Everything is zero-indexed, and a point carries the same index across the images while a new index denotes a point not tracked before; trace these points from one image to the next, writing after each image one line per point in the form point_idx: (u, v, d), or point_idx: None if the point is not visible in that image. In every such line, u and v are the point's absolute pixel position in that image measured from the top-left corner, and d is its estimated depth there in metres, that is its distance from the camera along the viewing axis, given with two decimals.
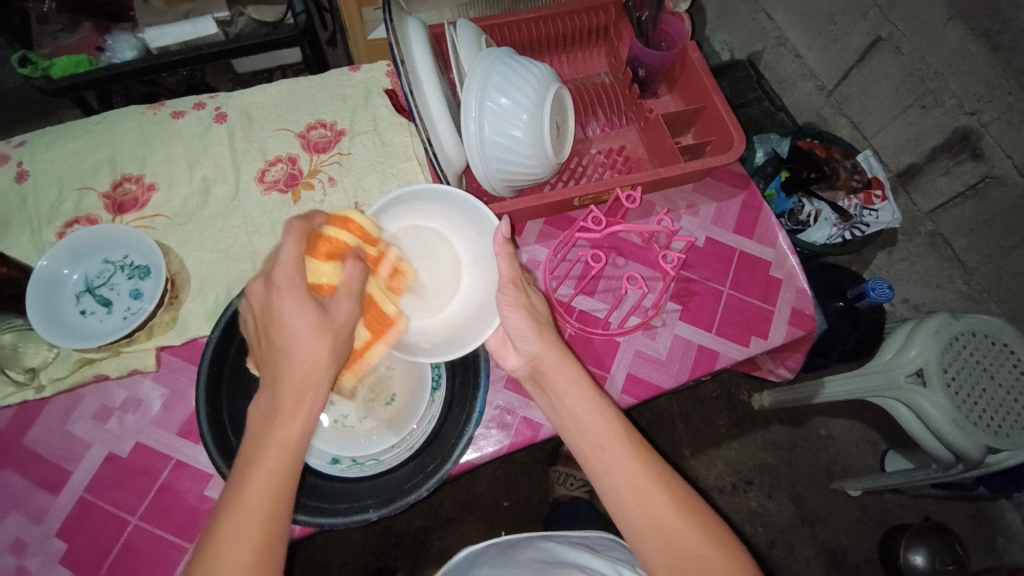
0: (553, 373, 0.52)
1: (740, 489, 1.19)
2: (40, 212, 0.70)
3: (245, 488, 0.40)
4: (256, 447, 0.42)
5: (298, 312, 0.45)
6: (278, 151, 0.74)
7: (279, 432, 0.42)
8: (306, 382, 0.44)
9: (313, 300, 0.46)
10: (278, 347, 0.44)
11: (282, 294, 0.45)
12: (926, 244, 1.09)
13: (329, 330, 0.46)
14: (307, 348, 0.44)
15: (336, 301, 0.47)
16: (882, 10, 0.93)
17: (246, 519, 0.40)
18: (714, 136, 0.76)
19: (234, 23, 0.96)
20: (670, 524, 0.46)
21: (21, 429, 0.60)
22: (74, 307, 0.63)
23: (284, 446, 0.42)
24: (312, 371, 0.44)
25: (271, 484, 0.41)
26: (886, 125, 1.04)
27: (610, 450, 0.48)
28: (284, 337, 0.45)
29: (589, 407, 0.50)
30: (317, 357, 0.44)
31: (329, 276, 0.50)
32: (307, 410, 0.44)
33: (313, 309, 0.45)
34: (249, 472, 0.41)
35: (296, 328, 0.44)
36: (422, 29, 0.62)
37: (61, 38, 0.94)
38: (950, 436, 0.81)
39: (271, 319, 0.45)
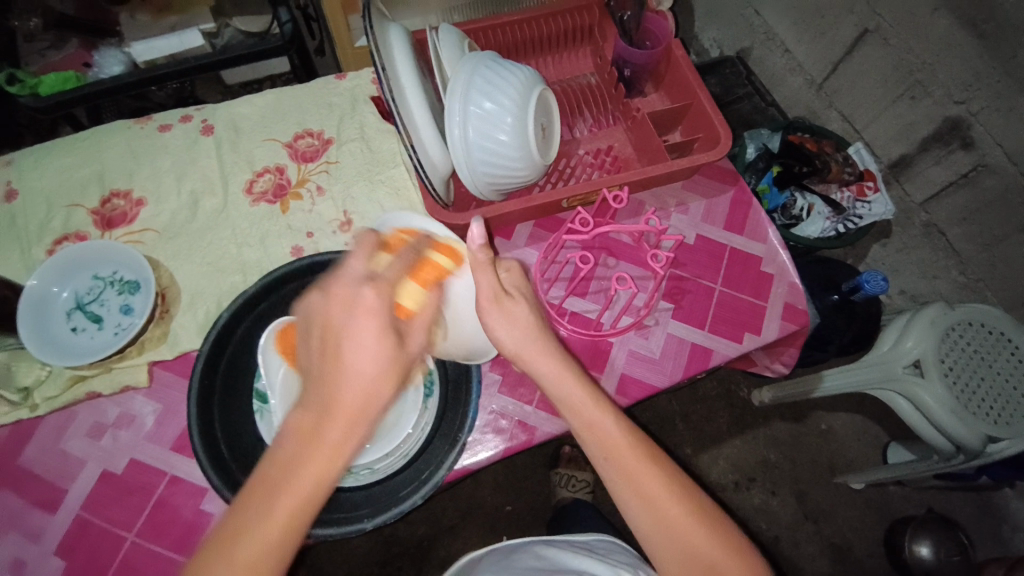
0: (546, 379, 0.51)
1: (743, 486, 1.18)
2: (29, 231, 0.70)
3: (269, 518, 0.39)
4: (287, 475, 0.39)
5: (373, 338, 0.42)
6: (265, 162, 0.74)
7: (315, 467, 0.40)
8: (358, 417, 0.41)
9: (393, 329, 0.44)
10: (337, 368, 0.42)
11: (361, 308, 0.43)
12: (921, 234, 1.09)
13: (397, 361, 0.43)
14: (368, 382, 0.42)
15: (412, 332, 0.46)
16: (869, 2, 0.93)
17: (257, 549, 0.38)
18: (700, 133, 0.76)
19: (220, 35, 0.96)
20: (671, 518, 0.46)
21: (14, 448, 0.60)
22: (65, 325, 0.63)
23: (318, 485, 0.39)
24: (366, 407, 0.41)
25: (294, 523, 0.39)
26: (876, 117, 1.04)
27: (611, 452, 0.48)
28: (350, 353, 0.42)
29: (585, 408, 0.50)
30: (375, 392, 0.42)
31: (414, 299, 0.47)
32: (350, 447, 0.41)
33: (389, 341, 0.43)
34: (275, 504, 0.39)
35: (364, 350, 0.42)
36: (403, 35, 0.62)
37: (49, 56, 0.93)
38: (950, 427, 0.80)
39: (340, 332, 0.42)
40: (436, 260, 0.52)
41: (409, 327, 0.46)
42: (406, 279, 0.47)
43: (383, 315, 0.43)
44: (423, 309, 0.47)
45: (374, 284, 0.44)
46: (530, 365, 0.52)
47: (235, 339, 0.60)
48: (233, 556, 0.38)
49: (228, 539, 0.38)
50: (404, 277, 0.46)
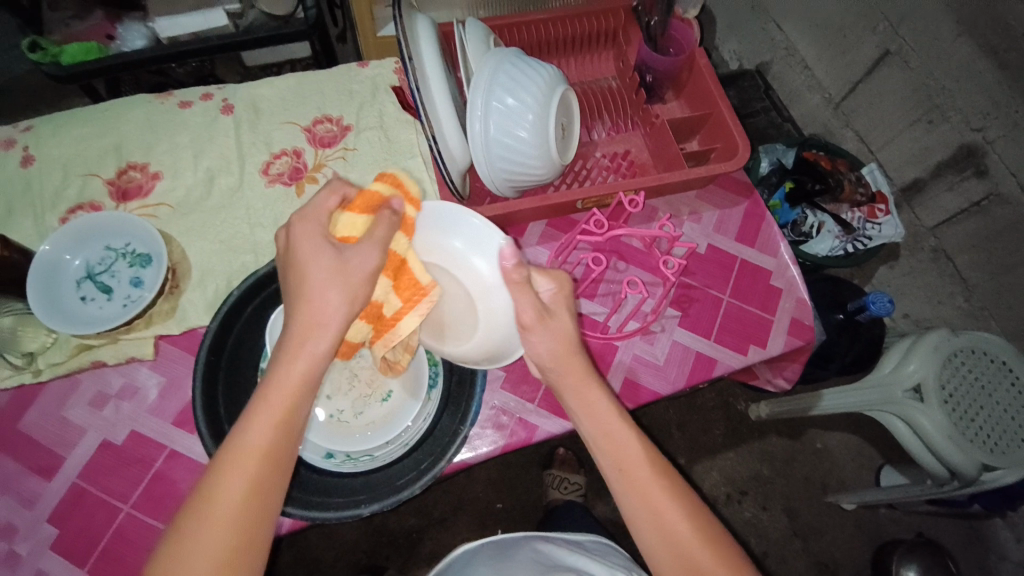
0: (566, 391, 0.51)
1: (735, 499, 1.19)
2: (44, 197, 0.70)
3: (247, 430, 0.42)
4: (263, 392, 0.43)
5: (318, 258, 0.46)
6: (283, 144, 0.74)
7: (280, 377, 0.43)
8: (314, 330, 0.45)
9: (333, 247, 0.47)
10: (299, 287, 0.46)
11: (303, 243, 0.47)
12: (929, 259, 1.09)
13: (344, 276, 0.46)
14: (319, 295, 0.45)
15: (359, 252, 0.47)
16: (892, 24, 0.92)
17: (241, 463, 0.41)
18: (719, 144, 0.76)
19: (244, 15, 0.95)
20: (677, 530, 0.47)
21: (15, 413, 0.61)
22: (74, 294, 0.63)
23: (289, 388, 0.43)
24: (320, 319, 0.45)
25: (272, 428, 0.42)
26: (892, 138, 1.03)
27: (617, 462, 0.49)
28: (302, 278, 0.46)
29: (593, 420, 0.50)
30: (328, 306, 0.45)
31: (357, 228, 0.49)
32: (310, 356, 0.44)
33: (329, 257, 0.46)
34: (250, 416, 0.42)
35: (315, 270, 0.46)
36: (430, 26, 0.62)
37: (72, 26, 0.94)
38: (947, 454, 0.80)
39: (291, 265, 0.47)
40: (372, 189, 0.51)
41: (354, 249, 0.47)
42: (342, 213, 0.49)
43: (320, 235, 0.47)
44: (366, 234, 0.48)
45: (303, 216, 0.48)
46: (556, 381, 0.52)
47: (245, 316, 0.61)
48: (225, 477, 0.40)
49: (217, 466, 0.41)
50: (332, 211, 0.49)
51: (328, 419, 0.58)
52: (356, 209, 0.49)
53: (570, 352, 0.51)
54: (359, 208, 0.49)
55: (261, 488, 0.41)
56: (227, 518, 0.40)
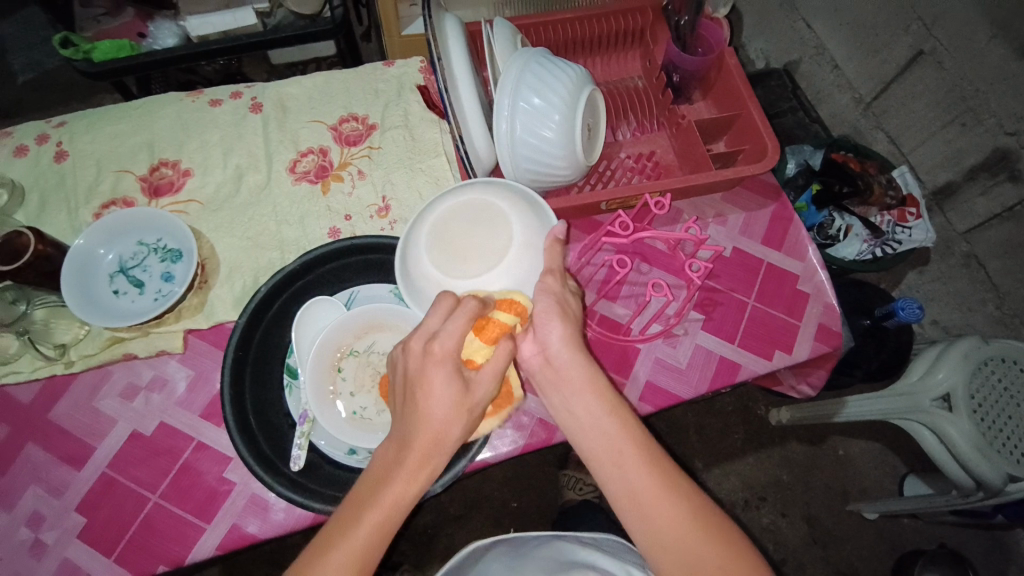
0: (563, 366, 0.51)
1: (753, 505, 1.17)
2: (78, 192, 0.72)
3: (351, 536, 0.42)
4: (373, 498, 0.43)
5: (446, 385, 0.44)
6: (310, 142, 0.75)
7: (393, 495, 0.43)
8: (431, 457, 0.44)
9: (461, 374, 0.45)
10: (419, 404, 0.44)
11: (433, 363, 0.45)
12: (960, 264, 1.06)
13: (466, 403, 0.45)
14: (442, 425, 0.44)
15: (478, 380, 0.46)
16: (926, 24, 0.90)
17: (343, 568, 0.41)
18: (747, 145, 0.75)
19: (273, 15, 0.95)
20: (667, 515, 0.44)
21: (48, 403, 0.62)
22: (107, 287, 0.65)
23: (399, 509, 0.42)
24: (438, 446, 0.44)
25: (375, 541, 0.42)
26: (924, 141, 1.01)
27: (604, 441, 0.47)
28: (425, 401, 0.44)
29: (585, 396, 0.49)
30: (448, 435, 0.44)
31: (481, 356, 0.48)
32: (425, 476, 0.44)
33: (457, 384, 0.45)
34: (358, 526, 0.42)
35: (440, 398, 0.44)
36: (459, 26, 0.62)
37: (103, 23, 0.97)
38: (972, 463, 0.78)
39: (417, 382, 0.45)
40: (501, 317, 0.50)
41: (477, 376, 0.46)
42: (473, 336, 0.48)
43: (452, 356, 0.45)
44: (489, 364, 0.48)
45: (443, 332, 0.45)
46: (553, 355, 0.51)
47: (272, 313, 0.62)
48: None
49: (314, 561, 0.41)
50: (467, 331, 0.46)
51: (351, 416, 0.57)
52: (486, 337, 0.48)
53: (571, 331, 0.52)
54: (490, 338, 0.48)
55: None
56: None
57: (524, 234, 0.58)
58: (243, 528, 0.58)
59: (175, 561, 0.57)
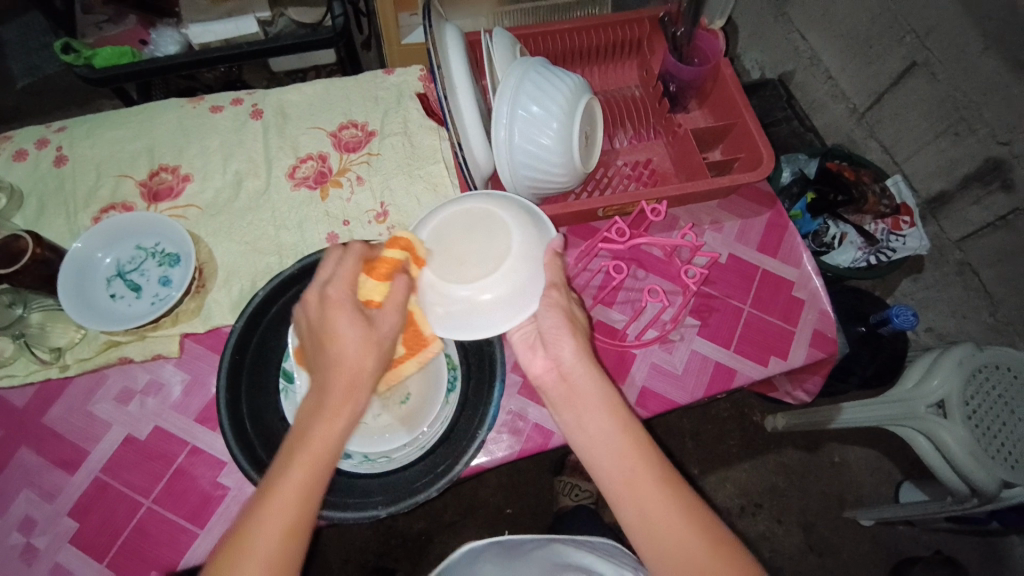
0: (576, 382, 0.51)
1: (749, 512, 1.17)
2: (77, 197, 0.72)
3: (281, 482, 0.41)
4: (295, 439, 0.43)
5: (349, 324, 0.46)
6: (309, 148, 0.76)
7: (320, 431, 0.43)
8: (352, 391, 0.45)
9: (362, 313, 0.48)
10: (331, 348, 0.46)
11: (336, 308, 0.47)
12: (954, 272, 1.07)
13: (372, 339, 0.47)
14: (356, 359, 0.45)
15: (384, 318, 0.48)
16: (919, 35, 0.91)
17: (282, 514, 0.41)
18: (742, 153, 0.76)
19: (274, 23, 0.97)
20: (677, 529, 0.45)
21: (42, 407, 0.62)
22: (105, 291, 0.65)
23: (326, 447, 0.43)
24: (357, 381, 0.45)
25: (306, 483, 0.41)
26: (918, 150, 1.02)
27: (614, 456, 0.47)
28: (336, 344, 0.46)
29: (594, 412, 0.49)
30: (364, 368, 0.46)
31: (379, 293, 0.49)
32: (349, 412, 0.45)
33: (360, 324, 0.47)
34: (286, 468, 0.42)
35: (349, 337, 0.46)
36: (459, 35, 0.63)
37: (105, 29, 0.97)
38: (968, 470, 0.78)
39: (323, 328, 0.47)
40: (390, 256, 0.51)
41: (379, 313, 0.48)
42: (364, 276, 0.49)
43: (349, 299, 0.47)
44: (388, 299, 0.49)
45: (333, 281, 0.48)
46: (567, 371, 0.51)
47: (269, 318, 0.62)
48: (262, 523, 0.40)
49: (248, 520, 0.41)
50: (358, 274, 0.49)
51: None
52: (379, 275, 0.49)
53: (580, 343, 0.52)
54: (382, 275, 0.49)
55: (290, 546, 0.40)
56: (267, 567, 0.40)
57: (524, 247, 0.54)
58: None
59: (168, 566, 0.56)
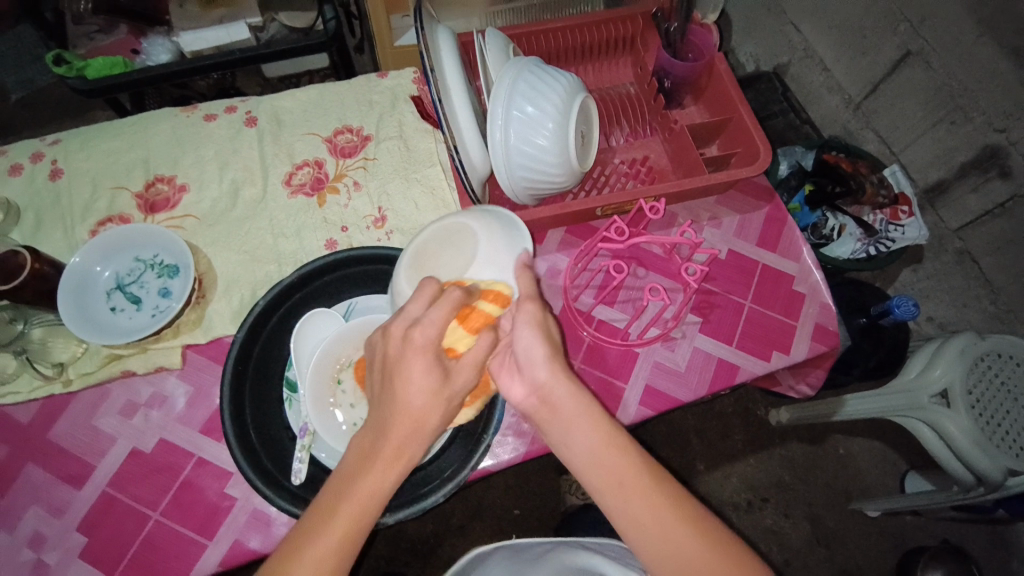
0: (557, 396, 0.49)
1: (756, 506, 1.17)
2: (74, 210, 0.72)
3: (331, 523, 0.42)
4: (351, 484, 0.43)
5: (425, 375, 0.44)
6: (305, 155, 0.75)
7: (371, 480, 0.44)
8: (409, 440, 0.44)
9: (440, 364, 0.45)
10: (398, 397, 0.44)
11: (413, 352, 0.44)
12: (953, 261, 1.07)
13: (445, 394, 0.45)
14: (421, 414, 0.44)
15: (462, 371, 0.46)
16: (913, 24, 0.91)
17: (323, 553, 0.42)
18: (739, 148, 0.76)
19: (265, 28, 0.97)
20: (678, 537, 0.45)
21: (46, 423, 0.62)
22: (105, 304, 0.65)
23: (373, 498, 0.43)
24: (417, 433, 0.44)
25: (353, 526, 0.43)
26: (914, 139, 1.02)
27: (610, 469, 0.47)
28: (406, 391, 0.44)
29: (583, 424, 0.48)
30: (426, 422, 0.44)
31: (462, 342, 0.47)
32: (404, 463, 0.44)
33: (436, 375, 0.44)
34: (337, 512, 0.43)
35: (419, 387, 0.44)
36: (451, 38, 0.62)
37: (96, 40, 0.96)
38: (973, 459, 0.78)
39: (397, 370, 0.44)
40: (484, 307, 0.48)
41: (457, 364, 0.46)
42: (453, 322, 0.47)
43: (434, 347, 0.44)
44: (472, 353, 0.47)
45: (421, 323, 0.44)
46: (546, 390, 0.49)
47: (269, 326, 0.62)
48: (303, 559, 0.42)
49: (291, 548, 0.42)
50: (449, 320, 0.46)
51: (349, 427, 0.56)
52: (468, 326, 0.47)
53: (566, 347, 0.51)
54: (472, 327, 0.47)
55: None
56: None
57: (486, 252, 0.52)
58: (246, 543, 0.57)
59: None
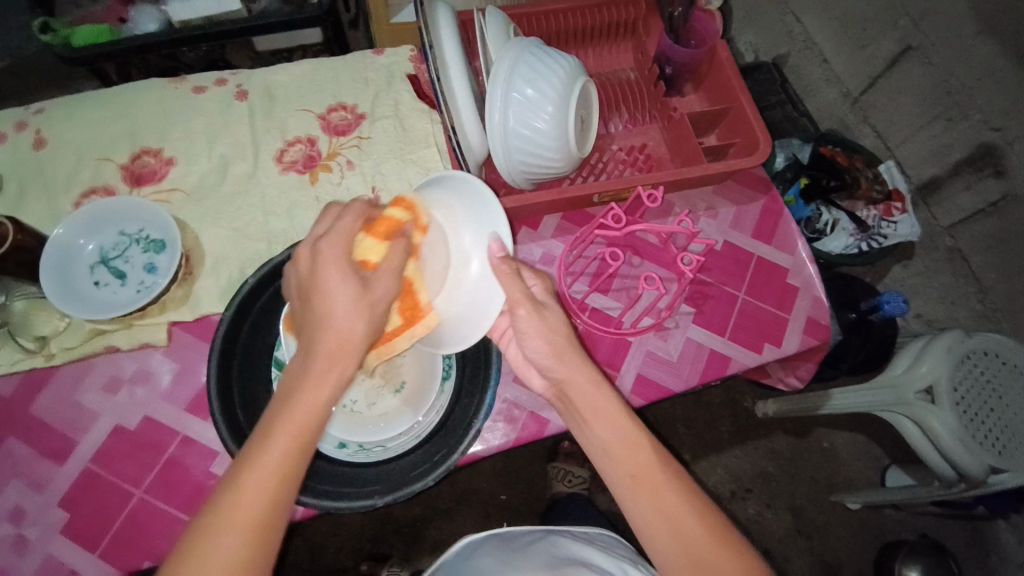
0: (575, 390, 0.49)
1: (740, 496, 1.19)
2: (57, 180, 0.70)
3: (266, 449, 0.39)
4: (280, 405, 0.41)
5: (342, 284, 0.43)
6: (297, 131, 0.74)
7: (307, 395, 0.41)
8: (337, 353, 0.42)
9: (358, 273, 0.45)
10: (318, 310, 0.43)
11: (326, 266, 0.44)
12: (944, 258, 1.08)
13: (367, 302, 0.44)
14: (343, 323, 0.43)
15: (380, 279, 0.45)
16: (913, 19, 0.91)
17: (262, 480, 0.39)
18: (738, 138, 0.75)
19: (258, 1, 0.91)
20: (688, 530, 0.44)
21: (27, 397, 0.61)
22: (88, 278, 0.63)
23: (311, 413, 0.41)
24: (345, 345, 0.43)
25: (292, 447, 0.40)
26: (911, 135, 1.02)
27: (626, 464, 0.46)
28: (325, 304, 0.43)
29: (603, 420, 0.48)
30: (352, 334, 0.43)
31: (375, 252, 0.47)
32: (336, 374, 0.42)
33: (352, 282, 0.44)
34: (271, 436, 0.40)
35: (339, 298, 0.43)
36: (451, 14, 0.60)
37: (83, 7, 0.94)
38: (955, 456, 0.80)
39: (314, 287, 0.44)
40: (389, 214, 0.50)
41: (375, 274, 0.45)
42: (362, 235, 0.47)
43: (345, 258, 0.44)
44: (388, 259, 0.46)
45: (328, 238, 0.45)
46: (567, 382, 0.50)
47: (259, 305, 0.61)
48: (241, 488, 0.38)
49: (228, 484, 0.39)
50: (357, 232, 0.47)
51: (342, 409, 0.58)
52: (377, 234, 0.48)
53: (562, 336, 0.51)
54: (380, 234, 0.48)
55: (275, 507, 0.39)
56: (242, 531, 0.38)
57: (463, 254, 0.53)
58: None
59: (161, 556, 0.56)
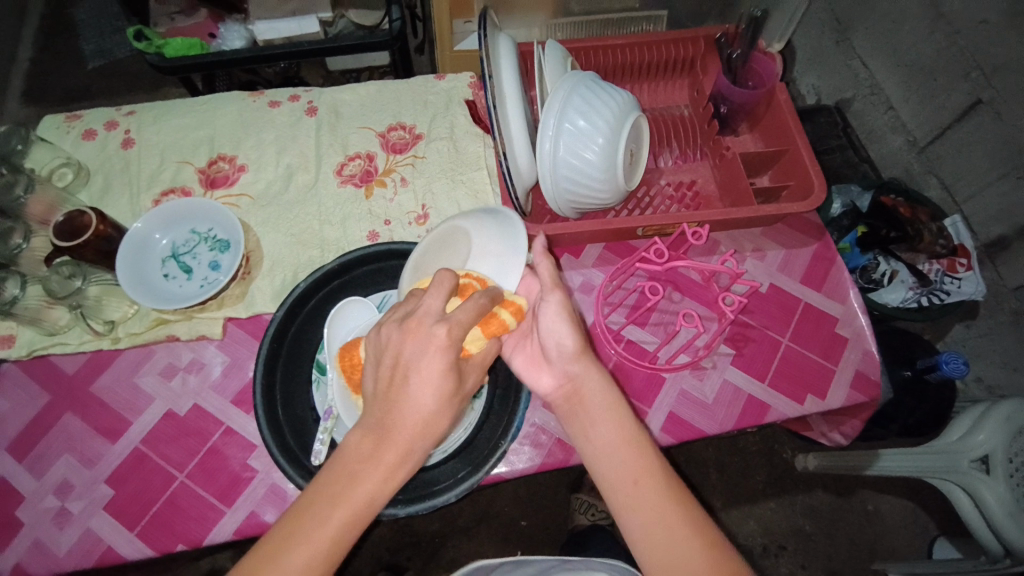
0: (589, 385, 0.51)
1: (771, 553, 1.13)
2: (141, 178, 0.76)
3: (322, 528, 0.40)
4: (344, 488, 0.40)
5: (439, 377, 0.41)
6: (358, 147, 0.78)
7: (371, 486, 0.40)
8: (416, 445, 0.41)
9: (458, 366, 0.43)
10: (406, 397, 0.41)
11: (429, 349, 0.42)
12: (1009, 322, 1.01)
13: (455, 397, 0.43)
14: (428, 417, 0.41)
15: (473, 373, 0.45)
16: (985, 73, 0.88)
17: (308, 560, 0.39)
18: (793, 182, 0.74)
19: (334, 25, 1.01)
20: (688, 550, 0.43)
21: (90, 376, 0.66)
22: (159, 270, 0.68)
23: (371, 504, 0.40)
24: (422, 437, 0.41)
25: (345, 534, 0.40)
26: (979, 190, 0.97)
27: (627, 469, 0.46)
28: (415, 391, 0.41)
29: (607, 422, 0.49)
30: (433, 428, 0.42)
31: (476, 346, 0.47)
32: (405, 468, 0.41)
33: (451, 378, 0.42)
34: (328, 516, 0.40)
35: (430, 390, 0.41)
36: (512, 46, 0.63)
37: (176, 20, 1.03)
38: (1005, 529, 0.73)
39: (408, 367, 0.42)
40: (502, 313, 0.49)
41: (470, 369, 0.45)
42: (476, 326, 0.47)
43: (454, 350, 0.42)
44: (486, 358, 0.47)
45: (444, 318, 0.43)
46: (581, 386, 0.51)
47: (306, 310, 0.64)
48: (287, 560, 0.39)
49: (272, 549, 0.39)
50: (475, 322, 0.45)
51: None
52: (487, 331, 0.47)
53: (583, 352, 0.52)
54: (489, 332, 0.47)
55: None
56: None
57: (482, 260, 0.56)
58: (260, 517, 0.59)
59: (194, 541, 0.58)
